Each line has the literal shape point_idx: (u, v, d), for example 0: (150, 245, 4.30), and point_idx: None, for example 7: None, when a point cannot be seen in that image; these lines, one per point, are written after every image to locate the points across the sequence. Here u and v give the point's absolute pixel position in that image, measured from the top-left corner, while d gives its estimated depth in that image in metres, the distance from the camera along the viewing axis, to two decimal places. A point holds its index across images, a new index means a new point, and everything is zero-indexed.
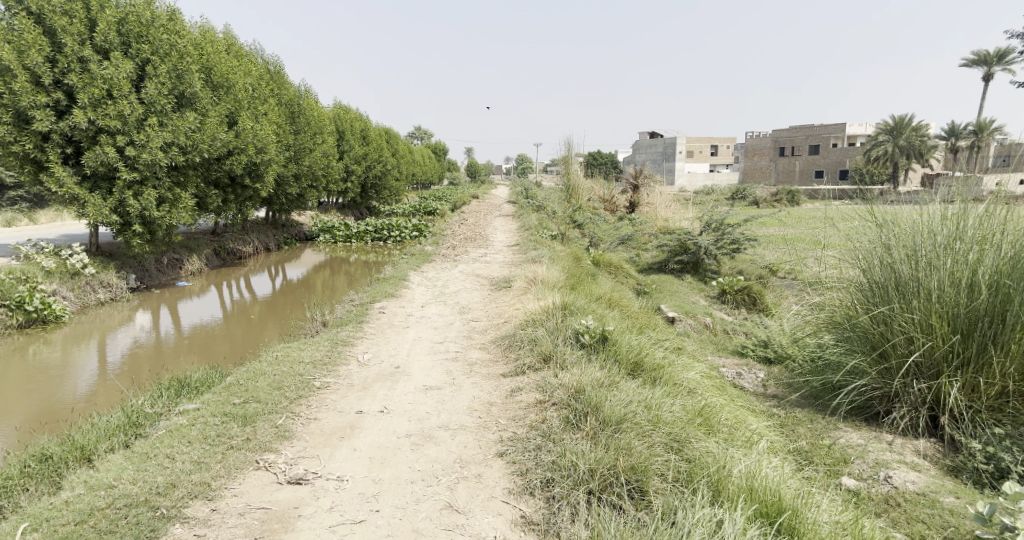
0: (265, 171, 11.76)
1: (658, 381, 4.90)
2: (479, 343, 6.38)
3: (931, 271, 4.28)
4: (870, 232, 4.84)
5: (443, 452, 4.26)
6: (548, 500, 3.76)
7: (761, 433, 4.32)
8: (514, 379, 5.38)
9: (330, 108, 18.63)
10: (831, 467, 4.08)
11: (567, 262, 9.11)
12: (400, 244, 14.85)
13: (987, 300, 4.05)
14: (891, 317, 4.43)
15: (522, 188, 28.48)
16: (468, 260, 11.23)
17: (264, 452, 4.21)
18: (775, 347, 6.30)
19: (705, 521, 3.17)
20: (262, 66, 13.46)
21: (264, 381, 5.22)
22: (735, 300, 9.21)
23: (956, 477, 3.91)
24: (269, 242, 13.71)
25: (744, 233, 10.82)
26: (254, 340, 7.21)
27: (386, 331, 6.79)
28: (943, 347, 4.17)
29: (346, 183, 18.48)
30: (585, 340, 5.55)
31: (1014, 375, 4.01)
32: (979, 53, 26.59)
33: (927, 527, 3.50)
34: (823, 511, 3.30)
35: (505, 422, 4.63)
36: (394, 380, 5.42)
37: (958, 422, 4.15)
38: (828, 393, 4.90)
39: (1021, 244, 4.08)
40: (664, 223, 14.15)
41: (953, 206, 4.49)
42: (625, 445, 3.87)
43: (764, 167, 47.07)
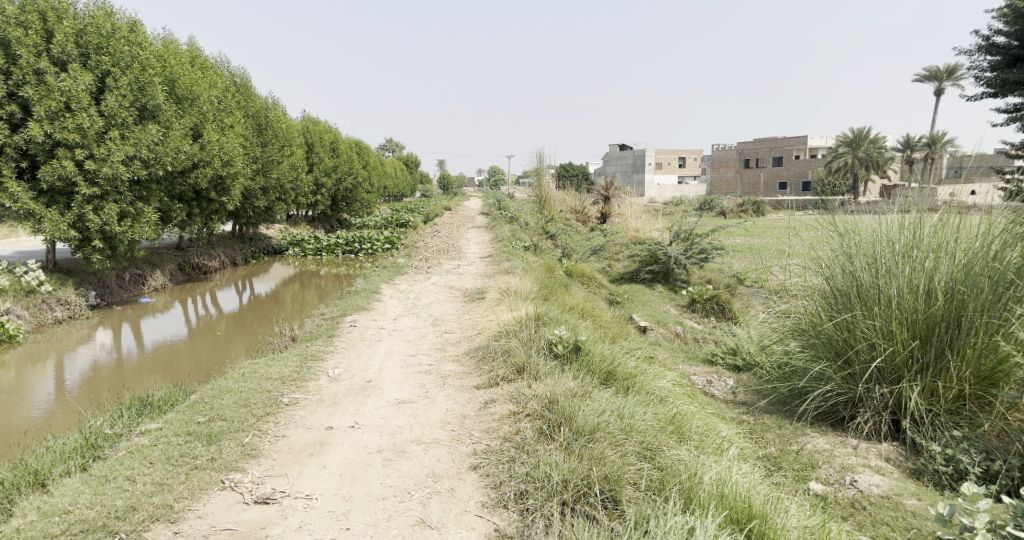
0: (231, 185, 11.58)
1: (631, 389, 4.95)
2: (453, 355, 6.34)
3: (890, 279, 4.41)
4: (832, 241, 4.99)
5: (415, 467, 4.22)
6: (522, 512, 3.75)
7: (730, 440, 4.37)
8: (488, 391, 5.36)
9: (298, 120, 18.47)
10: (799, 472, 4.15)
11: (540, 273, 9.15)
12: (371, 256, 14.73)
13: (943, 306, 4.18)
14: (853, 324, 4.55)
15: (494, 200, 28.54)
16: (441, 272, 11.20)
17: (230, 472, 4.12)
18: (744, 355, 6.43)
19: (677, 530, 3.18)
20: (228, 78, 13.29)
21: (230, 399, 5.12)
22: (705, 309, 9.36)
23: (918, 479, 4.00)
24: (236, 255, 13.47)
25: (712, 242, 11.02)
26: (219, 357, 7.06)
27: (357, 344, 6.72)
28: (904, 352, 4.29)
29: (315, 196, 18.29)
30: (558, 350, 5.58)
31: (970, 379, 4.14)
32: (931, 69, 27.67)
33: (891, 530, 3.57)
34: (792, 517, 3.35)
35: (479, 435, 4.60)
36: (366, 395, 5.36)
37: (919, 425, 4.26)
38: (796, 399, 5.00)
39: (974, 252, 4.23)
40: (635, 234, 14.34)
41: (910, 216, 4.65)
42: (598, 455, 3.88)
43: (731, 179, 48.01)
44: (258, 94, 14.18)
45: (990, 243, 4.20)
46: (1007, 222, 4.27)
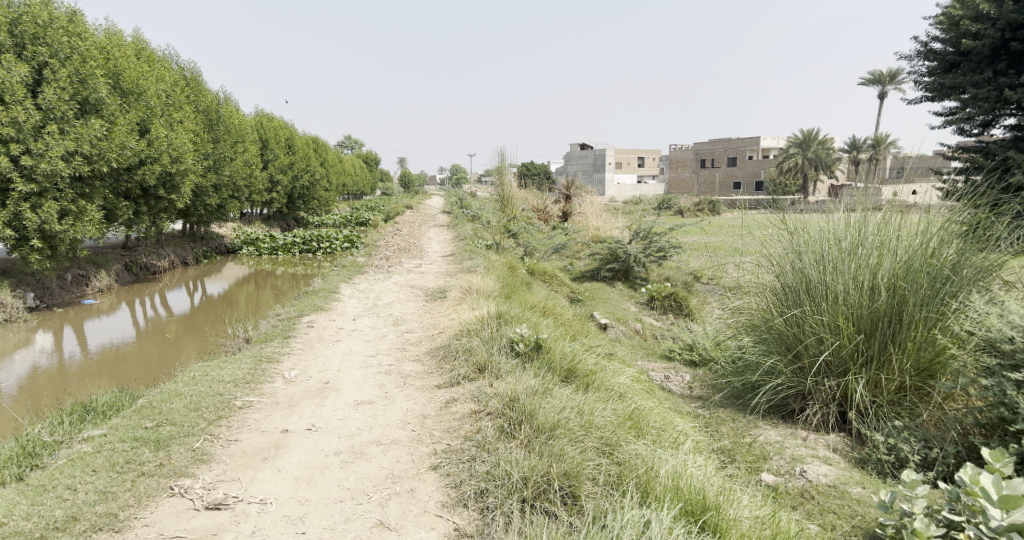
0: (181, 182, 11.22)
1: (590, 386, 5.00)
2: (413, 355, 6.29)
3: (836, 275, 4.57)
4: (783, 239, 5.14)
5: (374, 469, 4.17)
6: (482, 510, 3.75)
7: (686, 433, 4.46)
8: (449, 390, 5.34)
9: (251, 116, 18.02)
10: (752, 464, 4.27)
11: (501, 272, 9.16)
12: (329, 255, 14.48)
13: (886, 300, 4.35)
14: (803, 319, 4.71)
15: (455, 199, 28.47)
16: (402, 271, 11.10)
17: (179, 478, 4.00)
18: (700, 350, 6.58)
19: (634, 523, 3.22)
20: (177, 72, 12.87)
21: (180, 402, 4.96)
22: (663, 306, 9.52)
23: (863, 468, 4.15)
24: (187, 254, 13.06)
25: (670, 241, 11.22)
26: (169, 360, 6.85)
27: (314, 345, 6.61)
28: (849, 346, 4.45)
29: (270, 194, 17.88)
30: (519, 348, 5.60)
31: (910, 370, 4.33)
32: (875, 73, 28.75)
33: (838, 517, 3.69)
34: (744, 507, 3.44)
35: (439, 435, 4.58)
36: (324, 397, 5.27)
37: (863, 416, 4.43)
38: (748, 392, 5.14)
39: (914, 249, 4.40)
40: (595, 233, 14.48)
41: (855, 215, 4.82)
42: (558, 452, 3.92)
43: (688, 178, 48.94)
44: (209, 89, 13.78)
45: (928, 240, 4.39)
46: (944, 221, 4.46)
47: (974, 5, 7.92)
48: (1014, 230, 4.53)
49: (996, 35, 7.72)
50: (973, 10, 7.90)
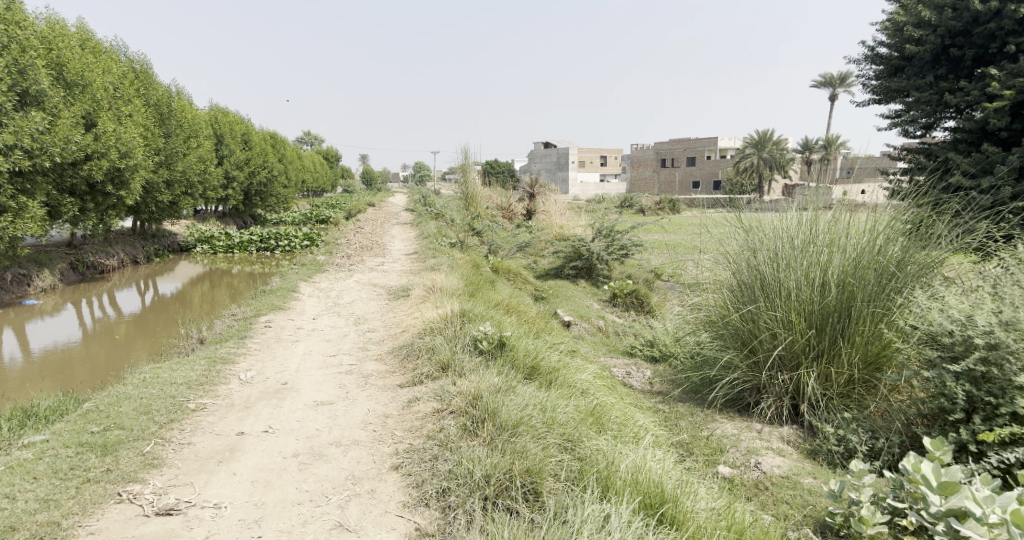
0: (130, 177, 10.83)
1: (553, 383, 5.03)
2: (376, 354, 6.23)
3: (789, 272, 4.71)
4: (739, 237, 5.27)
5: (334, 470, 4.11)
6: (444, 509, 3.74)
7: (647, 428, 4.53)
8: (411, 389, 5.29)
9: (205, 111, 17.52)
10: (709, 457, 4.36)
11: (465, 270, 9.12)
12: (288, 253, 14.21)
13: (836, 297, 4.49)
14: (757, 315, 4.84)
15: (419, 196, 28.28)
16: (363, 269, 10.96)
17: (128, 483, 3.87)
18: (660, 346, 6.69)
19: (594, 518, 3.25)
20: (125, 63, 12.41)
21: (129, 406, 4.80)
22: (625, 303, 9.64)
23: (814, 459, 4.28)
24: (138, 253, 12.63)
25: (632, 239, 11.36)
26: (119, 362, 6.62)
27: (272, 345, 6.47)
28: (801, 341, 4.59)
29: (226, 190, 17.42)
30: (483, 346, 5.59)
31: (858, 364, 4.49)
32: (827, 76, 29.67)
33: (790, 507, 3.79)
34: (701, 500, 3.51)
35: (401, 434, 4.54)
36: (281, 398, 5.17)
37: (815, 409, 4.57)
38: (706, 387, 5.25)
39: (863, 246, 4.56)
40: (559, 230, 14.56)
41: (807, 213, 4.97)
42: (521, 449, 3.93)
43: (649, 177, 49.65)
44: (160, 82, 13.33)
45: (875, 238, 4.56)
46: (890, 219, 4.64)
47: (917, 12, 8.22)
48: (954, 229, 4.74)
49: (937, 41, 8.04)
50: (916, 16, 8.19)
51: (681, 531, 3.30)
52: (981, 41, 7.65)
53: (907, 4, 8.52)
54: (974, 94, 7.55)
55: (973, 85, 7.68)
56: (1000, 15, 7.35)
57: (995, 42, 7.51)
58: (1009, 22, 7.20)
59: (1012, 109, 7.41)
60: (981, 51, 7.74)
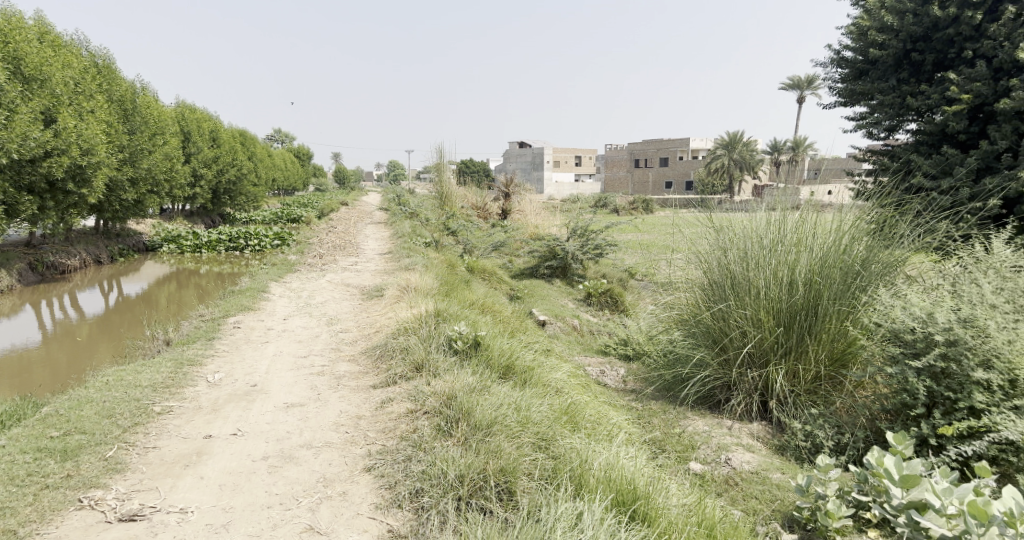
0: (93, 175, 10.55)
1: (528, 382, 5.04)
2: (348, 354, 6.16)
3: (758, 270, 4.78)
4: (710, 237, 5.33)
5: (304, 472, 4.06)
6: (417, 510, 3.71)
7: (620, 426, 4.56)
8: (385, 390, 5.25)
9: (172, 107, 17.15)
10: (681, 454, 4.41)
11: (439, 269, 9.08)
12: (259, 253, 13.99)
13: (803, 295, 4.58)
14: (728, 313, 4.91)
15: (393, 195, 28.08)
16: (336, 269, 10.85)
17: (90, 489, 3.77)
18: (633, 345, 6.74)
19: (567, 516, 3.26)
20: (87, 58, 12.07)
21: (91, 410, 4.68)
22: (599, 302, 9.71)
23: (782, 455, 4.36)
24: (101, 253, 12.31)
25: (606, 238, 11.43)
26: (80, 364, 6.44)
27: (241, 347, 6.36)
28: (770, 338, 4.67)
29: (193, 189, 17.07)
30: (457, 345, 5.57)
31: (825, 360, 4.58)
32: (795, 79, 30.28)
33: (759, 502, 3.84)
34: (672, 496, 3.55)
35: (374, 436, 4.50)
36: (250, 400, 5.08)
37: (783, 405, 4.65)
38: (678, 385, 5.31)
39: (828, 245, 4.65)
40: (534, 230, 14.59)
41: (775, 213, 5.06)
42: (495, 448, 3.92)
43: (623, 177, 50.06)
44: (124, 77, 13.00)
45: (841, 237, 4.65)
46: (855, 219, 4.74)
47: (880, 16, 8.41)
48: (916, 229, 4.87)
49: (899, 45, 8.26)
50: (879, 21, 8.38)
51: (653, 527, 3.33)
52: (940, 46, 7.90)
53: (870, 10, 8.73)
54: (935, 98, 7.77)
55: (933, 89, 7.91)
56: (958, 21, 7.58)
57: (953, 47, 7.76)
58: (966, 28, 7.44)
59: (969, 113, 7.66)
60: (940, 56, 7.99)
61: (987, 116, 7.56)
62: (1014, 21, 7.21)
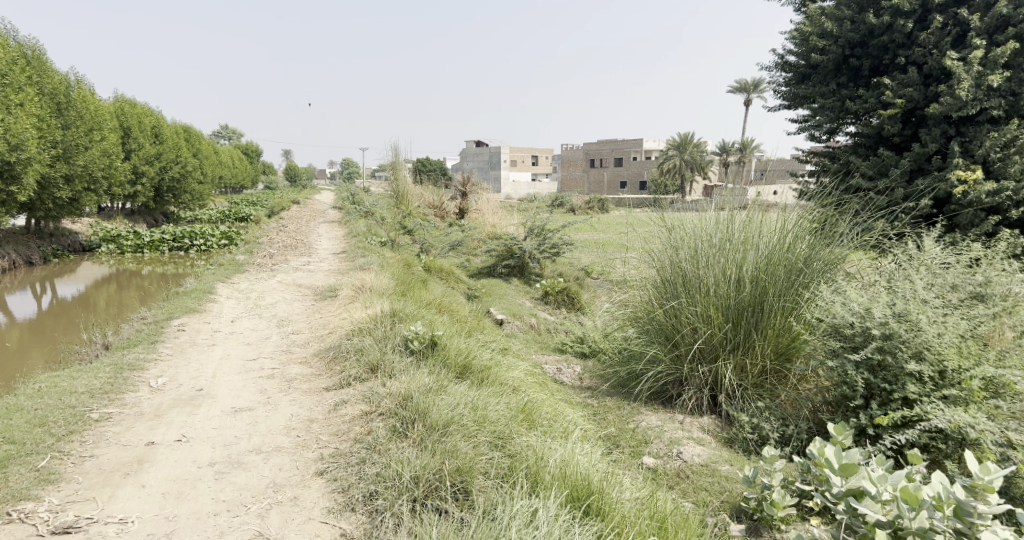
0: (22, 172, 10.03)
1: (485, 381, 5.04)
2: (300, 356, 6.02)
3: (708, 268, 4.90)
4: (662, 236, 5.44)
5: (253, 478, 3.95)
6: (371, 513, 3.66)
7: (576, 422, 4.60)
8: (338, 392, 5.16)
9: (110, 101, 16.45)
10: (635, 448, 4.48)
11: (395, 269, 8.97)
12: (204, 252, 13.57)
13: (750, 292, 4.71)
14: (679, 310, 5.01)
15: (347, 194, 27.65)
16: (286, 269, 10.62)
17: (19, 502, 3.59)
18: (589, 342, 6.82)
19: (522, 513, 3.27)
20: (16, 48, 11.46)
21: (21, 418, 4.45)
22: (557, 301, 9.79)
23: (731, 447, 4.48)
24: (33, 253, 11.72)
25: (562, 237, 11.52)
26: (10, 371, 6.12)
27: (186, 350, 6.15)
28: (719, 334, 4.79)
29: (134, 186, 16.42)
30: (413, 346, 5.52)
31: (771, 355, 4.72)
32: (742, 82, 31.18)
33: (709, 494, 3.93)
34: (625, 490, 3.60)
35: (326, 439, 4.41)
36: (196, 405, 4.91)
37: (731, 399, 4.77)
38: (632, 381, 5.38)
39: (773, 244, 4.80)
40: (491, 229, 14.59)
41: (724, 213, 5.19)
42: (451, 448, 3.90)
43: (578, 177, 50.57)
44: (56, 69, 12.39)
45: (784, 236, 4.80)
46: (798, 218, 4.90)
47: (820, 23, 8.68)
48: (854, 227, 5.08)
49: (839, 51, 8.55)
50: (819, 27, 8.62)
51: (606, 522, 3.37)
52: (876, 52, 8.23)
53: (811, 15, 9.00)
54: (872, 102, 8.11)
55: (870, 94, 8.24)
56: (891, 29, 7.91)
57: (888, 54, 8.10)
58: (899, 36, 7.79)
59: (903, 116, 8.03)
60: (876, 62, 8.33)
61: (919, 120, 7.94)
62: (942, 30, 7.58)
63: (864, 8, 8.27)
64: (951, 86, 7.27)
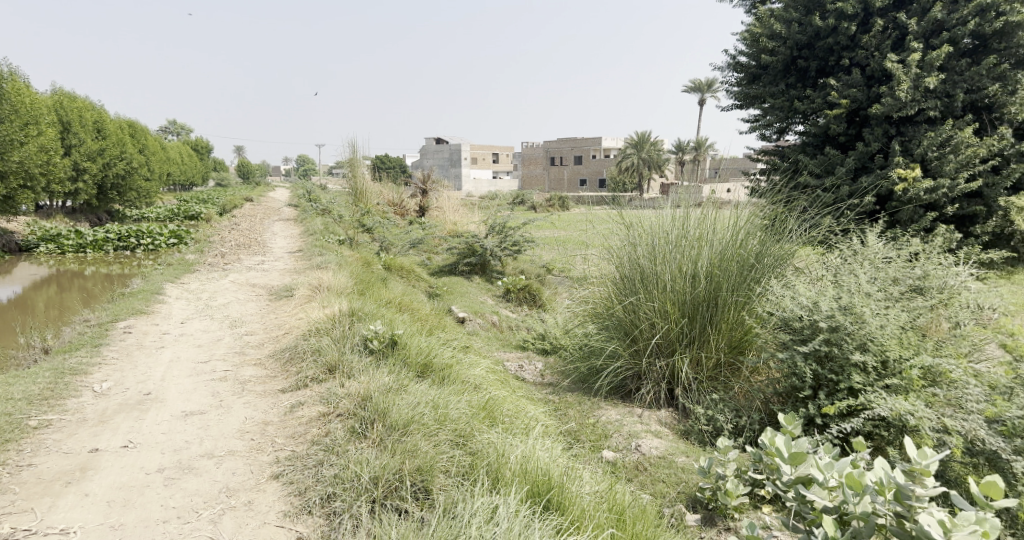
0: None
1: (446, 379, 5.02)
2: (255, 358, 5.88)
3: (665, 264, 4.99)
4: (620, 233, 5.51)
5: (205, 483, 3.84)
6: (329, 516, 3.60)
7: (537, 419, 4.62)
8: (295, 394, 5.06)
9: (47, 94, 15.74)
10: (595, 443, 4.52)
11: (354, 267, 8.85)
12: (152, 252, 13.12)
13: (704, 288, 4.81)
14: (637, 306, 5.09)
15: (304, 191, 27.12)
16: (239, 268, 10.35)
17: None
18: (550, 339, 6.87)
19: (483, 510, 3.27)
20: None
21: None
22: (518, 298, 9.82)
23: (687, 439, 4.57)
24: None
25: (523, 234, 11.56)
26: None
27: (133, 353, 5.93)
28: (676, 329, 4.88)
29: (75, 183, 15.77)
30: (373, 345, 5.45)
31: (725, 348, 4.84)
32: (696, 82, 31.85)
33: (666, 485, 4.00)
34: (585, 484, 3.63)
35: (282, 441, 4.32)
36: (143, 410, 4.74)
37: (688, 392, 4.87)
38: (592, 376, 5.44)
39: (727, 240, 4.91)
40: (452, 227, 14.53)
41: (680, 210, 5.29)
42: (411, 448, 3.87)
43: (538, 175, 50.81)
44: None
45: (737, 233, 4.93)
46: (750, 215, 5.03)
47: (770, 24, 8.90)
48: (803, 224, 5.24)
49: (788, 52, 8.78)
50: (769, 29, 8.84)
51: (566, 516, 3.39)
52: (822, 54, 8.49)
53: (761, 17, 9.22)
54: (818, 102, 8.38)
55: (817, 94, 8.51)
56: (836, 31, 8.17)
57: (833, 55, 8.37)
58: (844, 38, 8.06)
59: (848, 116, 8.33)
60: (823, 63, 8.59)
61: (863, 120, 8.25)
62: (882, 33, 7.89)
63: (810, 10, 8.52)
64: (892, 88, 7.57)
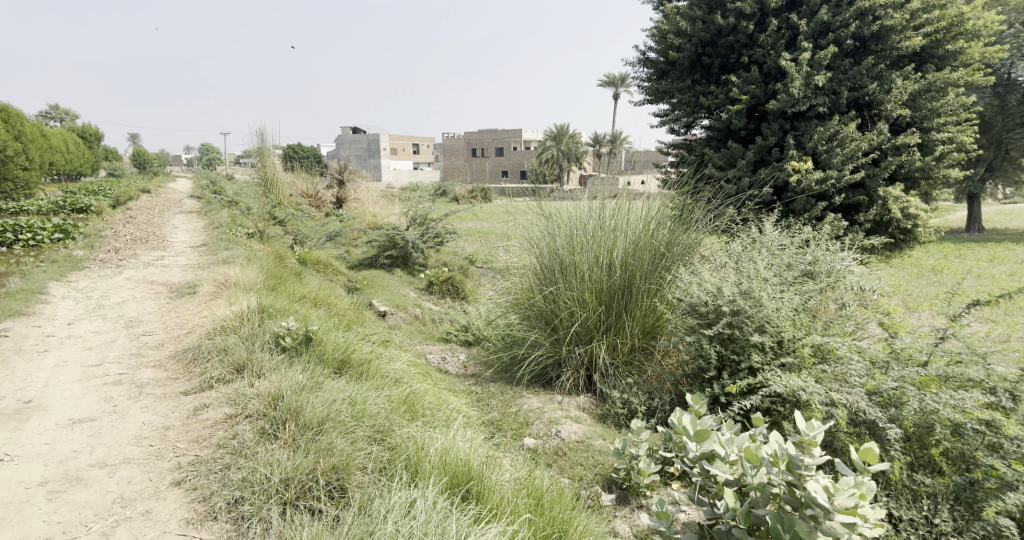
0: None
1: (364, 375, 4.90)
2: (153, 359, 5.51)
3: (582, 253, 5.09)
4: (540, 224, 5.58)
5: (96, 495, 3.58)
6: (236, 520, 3.45)
7: (458, 410, 4.60)
8: (198, 396, 4.78)
9: None
10: (516, 431, 4.55)
11: (266, 262, 8.47)
12: (34, 248, 12.03)
13: (619, 277, 4.95)
14: (557, 295, 5.18)
15: (210, 182, 25.67)
16: (136, 264, 9.68)
17: None
18: (473, 330, 6.85)
19: (400, 504, 3.23)
20: None
21: None
22: (441, 290, 9.73)
23: (604, 422, 4.69)
24: None
25: (445, 226, 11.45)
26: None
27: (11, 359, 5.42)
28: (593, 317, 4.99)
29: None
30: (286, 342, 5.23)
31: (638, 334, 5.00)
32: (611, 77, 32.66)
33: (584, 468, 4.09)
34: (504, 472, 3.65)
35: (185, 446, 4.08)
36: (22, 420, 4.35)
37: (605, 377, 4.99)
38: (514, 366, 5.47)
39: (640, 229, 5.07)
40: (371, 219, 14.20)
41: (597, 201, 5.41)
42: (326, 446, 3.75)
43: (460, 167, 50.54)
44: None
45: (649, 223, 5.09)
46: (660, 205, 5.21)
47: (676, 22, 9.22)
48: (709, 214, 5.48)
49: (693, 49, 9.14)
50: (676, 26, 9.15)
51: (484, 504, 3.40)
52: (724, 51, 8.89)
53: (668, 14, 9.55)
54: (722, 97, 8.77)
55: (720, 90, 8.90)
56: (736, 30, 8.57)
57: (734, 53, 8.78)
58: (742, 37, 8.48)
59: (749, 111, 8.78)
60: (725, 60, 9.00)
61: (762, 115, 8.72)
62: (777, 33, 8.35)
63: (713, 9, 8.89)
64: (786, 85, 8.04)
